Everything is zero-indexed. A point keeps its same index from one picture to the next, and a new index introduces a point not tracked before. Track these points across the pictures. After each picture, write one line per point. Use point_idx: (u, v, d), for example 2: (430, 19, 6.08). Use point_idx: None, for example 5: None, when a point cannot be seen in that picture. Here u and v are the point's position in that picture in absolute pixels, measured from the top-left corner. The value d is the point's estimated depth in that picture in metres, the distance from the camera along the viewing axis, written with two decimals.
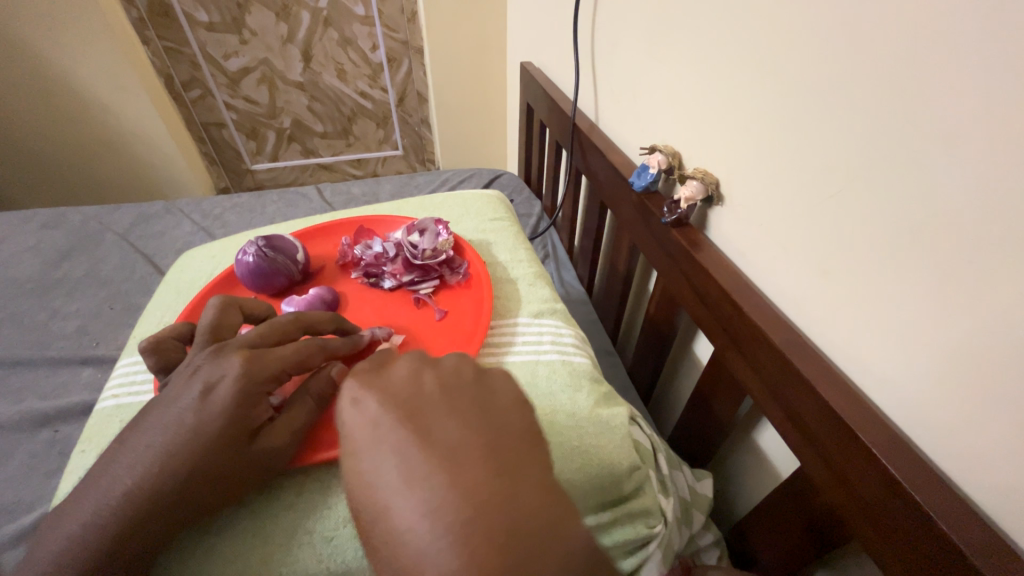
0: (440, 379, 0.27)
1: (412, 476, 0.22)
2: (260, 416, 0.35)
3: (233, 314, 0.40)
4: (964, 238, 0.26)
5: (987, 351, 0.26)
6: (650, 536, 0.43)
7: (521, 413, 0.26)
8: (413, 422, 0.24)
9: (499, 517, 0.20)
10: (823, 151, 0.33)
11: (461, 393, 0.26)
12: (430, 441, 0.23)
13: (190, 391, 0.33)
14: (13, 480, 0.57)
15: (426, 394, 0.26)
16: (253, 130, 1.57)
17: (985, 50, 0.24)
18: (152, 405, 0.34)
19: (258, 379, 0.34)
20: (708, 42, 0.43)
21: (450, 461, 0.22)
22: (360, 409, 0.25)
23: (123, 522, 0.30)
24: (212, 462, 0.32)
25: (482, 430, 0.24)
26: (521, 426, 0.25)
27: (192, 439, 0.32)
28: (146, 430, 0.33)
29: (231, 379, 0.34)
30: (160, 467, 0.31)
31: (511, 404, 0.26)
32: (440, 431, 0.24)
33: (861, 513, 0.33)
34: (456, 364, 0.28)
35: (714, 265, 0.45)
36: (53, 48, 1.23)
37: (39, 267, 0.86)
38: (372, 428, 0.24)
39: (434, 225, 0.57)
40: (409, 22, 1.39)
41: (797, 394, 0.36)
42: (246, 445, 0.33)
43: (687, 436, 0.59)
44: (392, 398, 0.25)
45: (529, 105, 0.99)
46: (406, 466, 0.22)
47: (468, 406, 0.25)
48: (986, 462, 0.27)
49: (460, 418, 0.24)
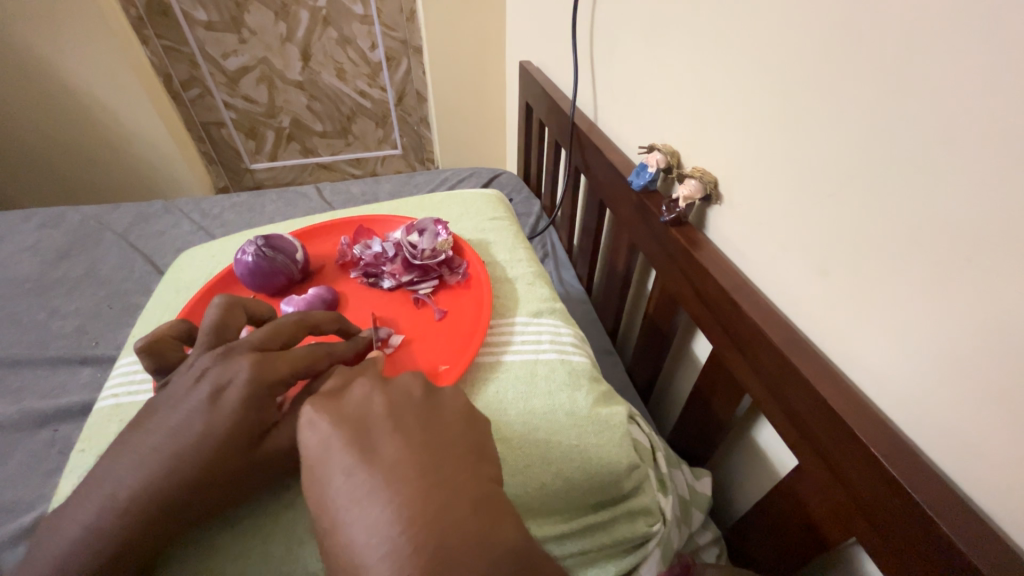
0: (389, 397, 0.27)
1: (356, 492, 0.22)
2: (269, 418, 0.35)
3: (238, 315, 0.40)
4: (962, 236, 0.26)
5: (984, 351, 0.26)
6: (649, 534, 0.43)
7: (468, 429, 0.27)
8: (359, 439, 0.24)
9: (439, 526, 0.21)
10: (822, 150, 0.33)
11: (409, 411, 0.27)
12: (374, 456, 0.24)
13: (198, 393, 0.33)
14: (12, 479, 0.57)
15: (375, 412, 0.26)
16: (251, 129, 1.57)
17: (985, 47, 0.24)
18: (156, 404, 0.34)
19: (268, 382, 0.34)
20: (707, 41, 0.43)
21: (390, 474, 0.22)
22: (312, 429, 0.26)
23: (131, 525, 0.30)
24: (221, 464, 0.32)
25: (424, 444, 0.24)
26: (467, 440, 0.26)
27: (201, 442, 0.32)
28: (151, 431, 0.33)
29: (242, 382, 0.34)
30: (168, 470, 0.31)
31: (458, 421, 0.27)
32: (383, 446, 0.24)
33: (860, 512, 0.33)
34: (409, 383, 0.29)
35: (713, 265, 0.45)
36: (51, 47, 1.22)
37: (38, 267, 0.86)
38: (322, 448, 0.25)
39: (433, 225, 0.57)
40: (408, 21, 1.39)
41: (796, 393, 0.36)
42: (253, 448, 0.33)
43: (686, 435, 0.59)
44: (341, 417, 0.26)
45: (528, 105, 0.99)
46: (351, 482, 0.23)
47: (416, 423, 0.26)
48: (984, 459, 0.27)
49: (404, 433, 0.25)
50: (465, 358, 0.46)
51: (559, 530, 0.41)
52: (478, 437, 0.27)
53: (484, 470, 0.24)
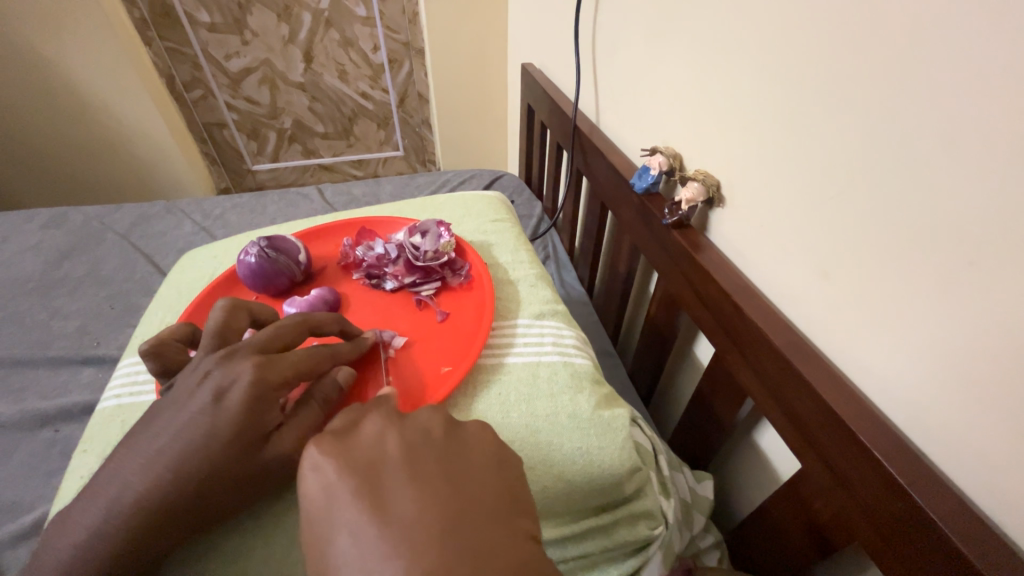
0: (405, 440, 0.27)
1: (367, 558, 0.22)
2: (271, 422, 0.34)
3: (241, 316, 0.40)
4: (966, 241, 0.26)
5: (987, 356, 0.26)
6: (651, 536, 0.43)
7: (489, 478, 0.26)
8: (371, 493, 0.24)
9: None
10: (824, 154, 0.33)
11: (426, 456, 0.26)
12: (387, 514, 0.23)
13: (201, 396, 0.33)
14: (14, 479, 0.57)
15: (389, 458, 0.26)
16: (253, 130, 1.57)
17: (986, 52, 0.24)
18: (160, 406, 0.34)
19: (272, 383, 0.34)
20: (710, 45, 0.43)
21: (403, 535, 0.22)
22: (319, 477, 0.25)
23: (137, 527, 0.30)
24: (225, 467, 0.32)
25: (441, 500, 0.24)
26: (488, 490, 0.25)
27: (204, 444, 0.32)
28: (155, 433, 0.33)
29: (244, 385, 0.33)
30: (173, 472, 0.31)
31: (477, 469, 0.27)
32: (398, 503, 0.23)
33: (861, 514, 0.33)
34: (428, 421, 0.29)
35: (715, 267, 0.45)
36: (53, 48, 1.23)
37: (40, 266, 0.86)
38: (331, 499, 0.24)
39: (436, 226, 0.57)
40: (410, 23, 1.39)
41: (797, 395, 0.37)
42: (256, 450, 0.33)
43: (687, 438, 0.59)
44: (351, 462, 0.25)
45: (530, 107, 0.99)
46: (362, 546, 0.22)
47: (432, 472, 0.25)
48: (986, 463, 0.27)
49: (421, 485, 0.24)
50: (468, 360, 0.46)
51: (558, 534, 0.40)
52: (499, 486, 0.26)
53: (505, 529, 0.24)
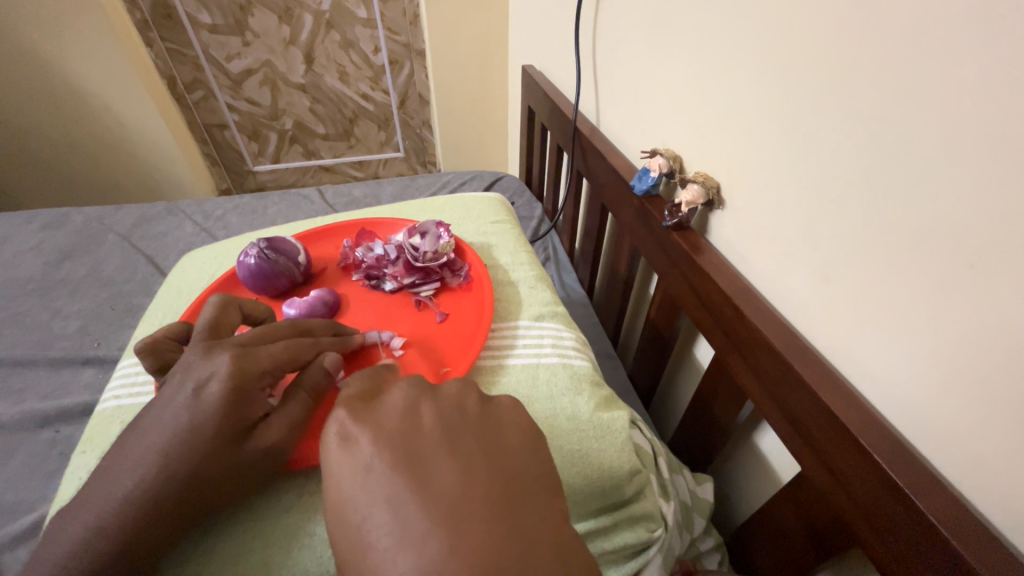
0: (438, 415, 0.27)
1: (407, 534, 0.22)
2: (256, 413, 0.35)
3: (232, 313, 0.40)
4: (966, 243, 0.26)
5: (985, 359, 0.26)
6: (651, 539, 0.42)
7: (527, 456, 0.26)
8: (409, 468, 0.24)
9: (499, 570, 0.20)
10: (824, 156, 0.33)
11: (461, 432, 0.26)
12: (427, 490, 0.23)
13: (183, 391, 0.33)
14: (14, 480, 0.57)
15: (424, 433, 0.26)
16: (254, 131, 1.58)
17: (985, 54, 0.24)
18: (147, 405, 0.34)
19: (252, 375, 0.34)
20: (710, 47, 0.43)
21: (445, 510, 0.22)
22: (353, 450, 0.25)
23: (129, 527, 0.30)
24: (210, 460, 0.32)
25: (481, 478, 0.24)
26: (525, 468, 0.25)
27: (189, 438, 0.32)
28: (142, 432, 0.33)
29: (222, 377, 0.33)
30: (161, 468, 0.31)
31: (514, 445, 0.26)
32: (437, 480, 0.23)
33: (862, 518, 0.33)
34: (460, 395, 0.29)
35: (715, 269, 0.45)
36: (55, 49, 1.23)
37: (40, 267, 0.86)
38: (365, 473, 0.24)
39: (435, 227, 0.57)
40: (411, 25, 1.40)
41: (797, 398, 0.36)
42: (241, 442, 0.34)
43: (687, 440, 0.59)
44: (385, 437, 0.25)
45: (530, 109, 0.99)
46: (400, 522, 0.22)
47: (469, 447, 0.25)
48: (986, 466, 0.27)
49: (460, 462, 0.24)
50: (467, 361, 0.46)
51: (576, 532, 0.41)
52: (536, 463, 0.26)
53: (544, 507, 0.24)
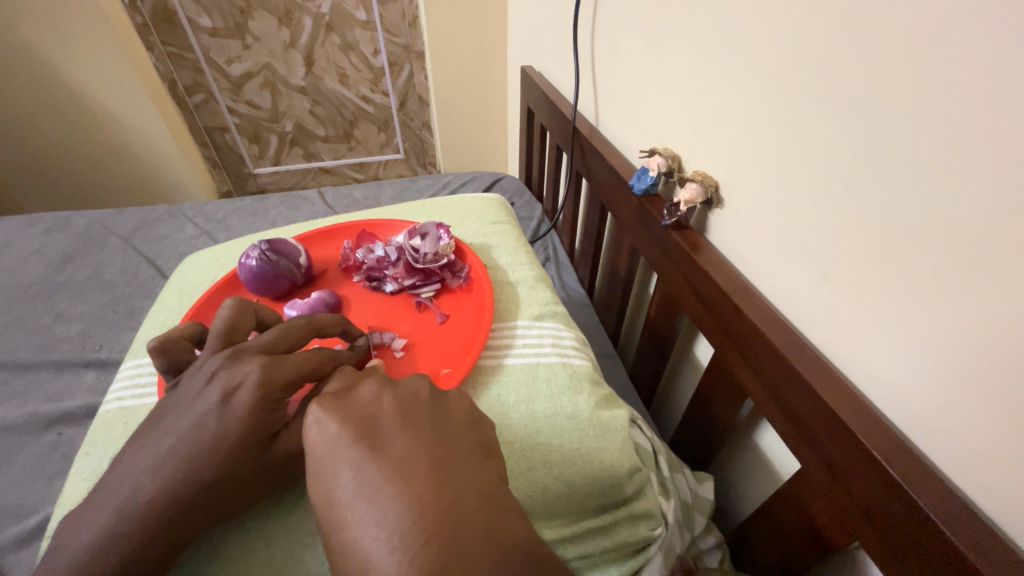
0: (398, 399, 0.27)
1: (367, 489, 0.22)
2: (278, 421, 0.35)
3: (248, 317, 0.40)
4: (964, 241, 0.26)
5: (982, 354, 0.26)
6: (652, 537, 0.43)
7: (476, 432, 0.27)
8: (368, 438, 0.24)
9: (447, 520, 0.21)
10: (822, 155, 0.34)
11: (419, 410, 0.27)
12: (386, 455, 0.24)
13: (210, 396, 0.33)
14: (17, 483, 0.57)
15: (384, 411, 0.26)
16: (255, 134, 1.58)
17: (983, 52, 0.24)
18: (168, 405, 0.34)
19: (278, 385, 0.34)
20: (708, 47, 0.43)
21: (402, 473, 0.23)
22: (319, 428, 0.25)
23: (151, 529, 0.31)
24: (236, 465, 0.33)
25: (432, 444, 0.25)
26: (476, 441, 0.26)
27: (214, 444, 0.32)
28: (165, 433, 0.33)
29: (252, 385, 0.34)
30: (186, 473, 0.31)
31: (464, 422, 0.27)
32: (393, 447, 0.24)
33: (861, 515, 0.33)
34: (416, 383, 0.29)
35: (713, 267, 0.45)
36: (55, 52, 1.23)
37: (43, 270, 0.86)
38: (331, 445, 0.25)
39: (436, 229, 0.57)
40: (410, 27, 1.40)
41: (798, 397, 0.37)
42: (266, 448, 0.34)
43: (688, 439, 0.59)
44: (349, 414, 0.26)
45: (530, 109, 0.99)
46: (361, 482, 0.23)
47: (423, 422, 0.26)
48: (984, 461, 0.27)
49: (415, 433, 0.25)
50: (467, 362, 0.46)
51: (571, 530, 0.41)
52: (483, 438, 0.27)
53: (492, 474, 0.25)
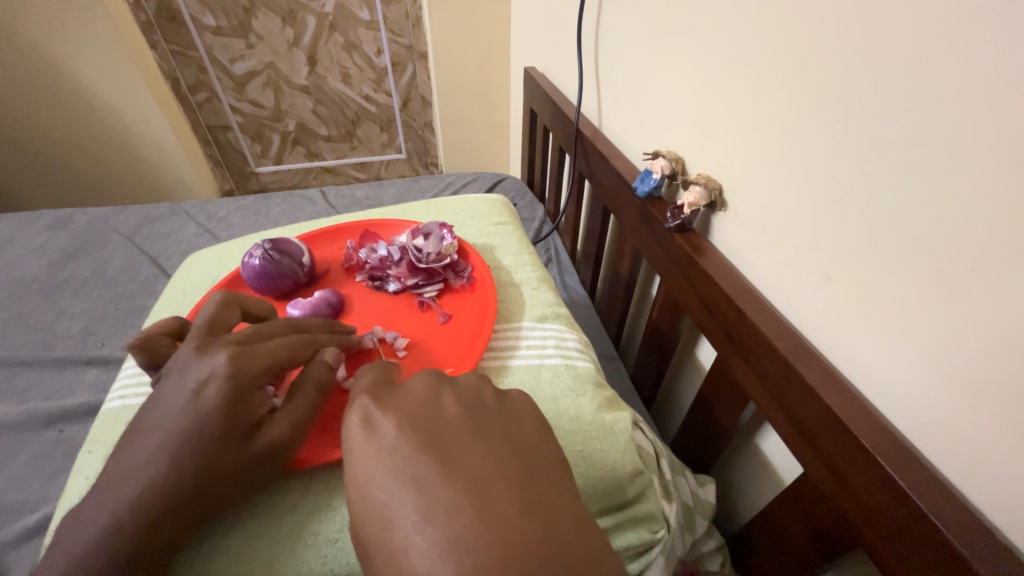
0: (460, 405, 0.29)
1: (432, 501, 0.23)
2: (258, 411, 0.35)
3: (232, 310, 0.40)
4: (967, 245, 0.26)
5: (986, 358, 0.26)
6: (654, 541, 0.42)
7: (542, 439, 0.28)
8: (431, 447, 0.26)
9: (526, 541, 0.22)
10: (827, 159, 0.33)
11: (482, 417, 0.28)
12: (451, 465, 0.25)
13: (183, 389, 0.34)
14: (18, 479, 0.57)
15: (446, 419, 0.28)
16: (257, 132, 1.58)
17: (987, 56, 0.24)
18: (149, 403, 0.35)
19: (250, 374, 0.35)
20: (713, 50, 0.43)
21: (471, 485, 0.24)
22: (378, 435, 0.27)
23: (138, 529, 0.31)
24: (218, 458, 0.33)
25: (501, 455, 0.26)
26: (540, 448, 0.27)
27: (192, 436, 0.32)
28: (146, 430, 0.33)
29: (221, 376, 0.34)
30: (168, 468, 0.32)
31: (527, 432, 0.28)
32: (461, 457, 0.25)
33: (863, 519, 0.33)
34: (479, 386, 0.31)
35: (717, 270, 0.45)
36: (58, 50, 1.23)
37: (45, 267, 0.86)
38: (390, 453, 0.26)
39: (439, 229, 0.57)
40: (413, 27, 1.41)
41: (801, 400, 0.36)
42: (247, 440, 0.34)
43: (690, 442, 0.59)
44: (410, 421, 0.27)
45: (533, 111, 0.99)
46: (425, 494, 0.23)
47: (489, 431, 0.27)
48: (988, 468, 0.27)
49: (482, 443, 0.26)
50: (470, 362, 0.46)
51: None
52: (551, 450, 0.28)
53: (560, 485, 0.26)
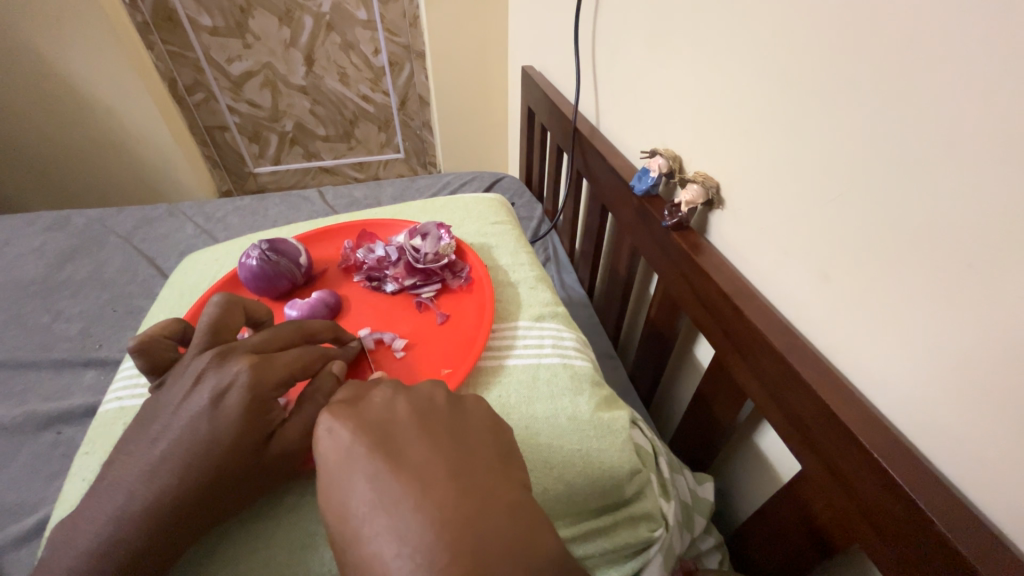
0: (412, 406, 0.29)
1: (382, 497, 0.24)
2: (274, 420, 0.35)
3: (237, 314, 0.39)
4: (964, 241, 0.26)
5: (984, 354, 0.26)
6: (653, 538, 0.42)
7: (491, 437, 0.28)
8: (383, 447, 0.26)
9: (470, 532, 0.22)
10: (823, 156, 0.33)
11: (434, 416, 0.28)
12: (402, 464, 0.25)
13: (199, 398, 0.33)
14: (16, 481, 0.57)
15: (399, 421, 0.28)
16: (255, 133, 1.58)
17: (983, 54, 0.24)
18: (157, 408, 0.34)
19: (269, 385, 0.34)
20: (711, 48, 0.43)
21: (420, 482, 0.24)
22: (334, 440, 0.27)
23: (149, 534, 0.31)
24: (231, 467, 0.33)
25: (450, 452, 0.26)
26: (489, 447, 0.27)
27: (207, 446, 0.32)
28: (156, 436, 0.33)
29: (243, 385, 0.33)
30: (180, 475, 0.32)
31: (477, 432, 0.28)
32: (409, 456, 0.25)
33: (860, 513, 0.33)
34: (430, 391, 0.31)
35: (714, 268, 0.45)
36: (54, 51, 1.23)
37: (43, 269, 0.86)
38: (345, 455, 0.26)
39: (436, 229, 0.57)
40: (410, 26, 1.40)
41: (797, 397, 0.37)
42: (260, 449, 0.34)
43: (687, 441, 0.59)
44: (362, 423, 0.27)
45: (530, 109, 0.99)
46: (377, 492, 0.24)
47: (439, 430, 0.27)
48: (984, 462, 0.27)
49: (433, 441, 0.26)
50: (467, 364, 0.46)
51: (572, 532, 0.40)
52: (502, 447, 0.28)
53: (509, 477, 0.26)
